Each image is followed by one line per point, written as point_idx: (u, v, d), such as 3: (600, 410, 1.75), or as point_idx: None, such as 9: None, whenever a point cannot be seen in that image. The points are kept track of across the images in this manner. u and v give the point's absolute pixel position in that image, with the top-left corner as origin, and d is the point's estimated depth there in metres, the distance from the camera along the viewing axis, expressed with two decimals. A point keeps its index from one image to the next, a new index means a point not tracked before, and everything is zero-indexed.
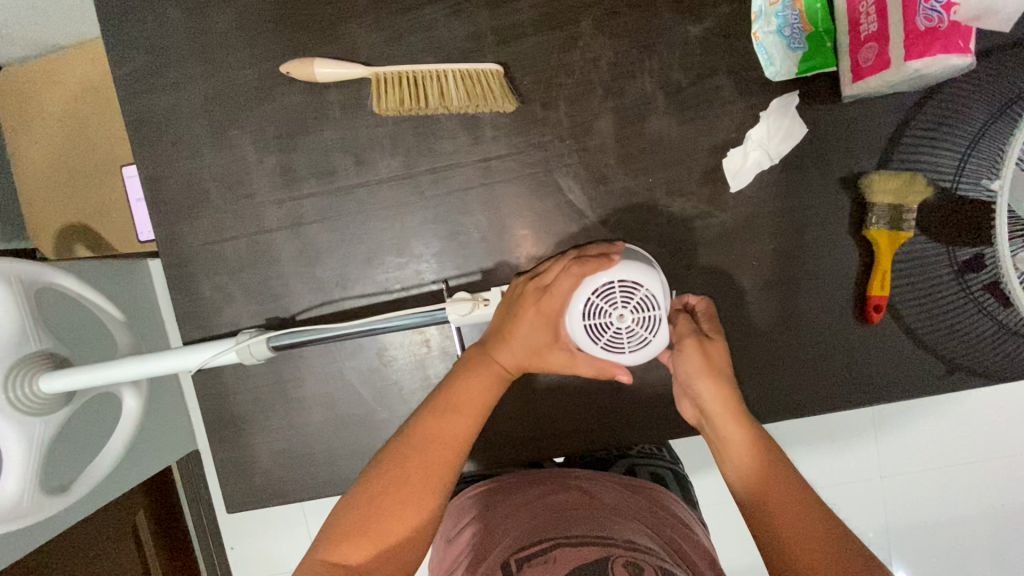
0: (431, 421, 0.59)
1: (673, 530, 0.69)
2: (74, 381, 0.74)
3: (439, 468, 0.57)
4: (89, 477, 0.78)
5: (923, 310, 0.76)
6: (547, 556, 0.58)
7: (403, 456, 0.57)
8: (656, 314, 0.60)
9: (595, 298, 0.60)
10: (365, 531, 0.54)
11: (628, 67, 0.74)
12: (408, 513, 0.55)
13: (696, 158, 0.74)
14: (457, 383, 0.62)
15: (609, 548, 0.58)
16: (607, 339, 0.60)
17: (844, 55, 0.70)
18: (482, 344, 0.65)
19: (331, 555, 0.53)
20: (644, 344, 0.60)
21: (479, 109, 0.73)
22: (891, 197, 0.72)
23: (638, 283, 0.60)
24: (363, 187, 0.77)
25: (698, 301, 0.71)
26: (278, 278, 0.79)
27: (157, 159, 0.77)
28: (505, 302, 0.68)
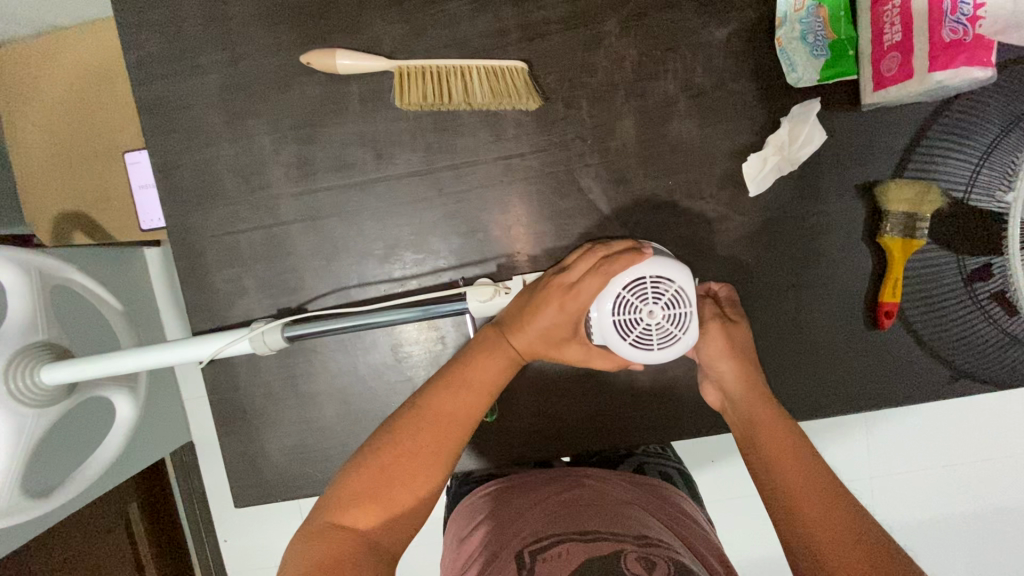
0: (445, 396, 0.57)
1: (682, 526, 0.68)
2: (76, 372, 0.73)
3: (451, 443, 0.55)
4: (80, 478, 0.76)
5: (932, 317, 0.77)
6: (559, 549, 0.59)
7: (417, 425, 0.54)
8: (686, 310, 0.58)
9: (624, 293, 0.58)
10: (373, 498, 0.51)
11: (652, 69, 0.74)
12: (418, 485, 0.53)
13: (717, 162, 0.75)
14: (473, 361, 0.60)
15: (622, 544, 0.58)
16: (636, 334, 0.58)
17: (866, 63, 0.70)
18: (498, 325, 0.63)
19: (336, 519, 0.50)
20: (674, 341, 0.58)
21: (502, 106, 0.73)
22: (906, 205, 0.73)
23: (669, 278, 0.58)
24: (381, 181, 0.76)
25: (722, 290, 0.72)
26: (293, 271, 0.78)
27: (170, 147, 0.76)
28: (525, 291, 0.67)
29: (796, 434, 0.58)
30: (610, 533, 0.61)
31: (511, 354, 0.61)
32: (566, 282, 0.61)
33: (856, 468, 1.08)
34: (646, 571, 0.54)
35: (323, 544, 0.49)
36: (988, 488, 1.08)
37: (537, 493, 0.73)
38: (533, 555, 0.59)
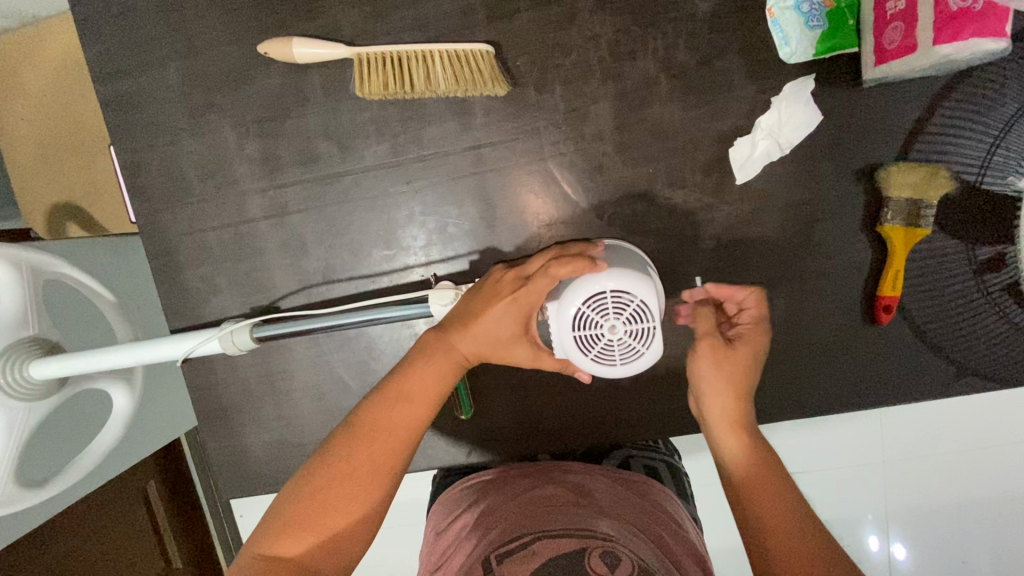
0: (380, 409, 0.52)
1: (658, 523, 0.64)
2: (66, 367, 0.74)
3: (387, 459, 0.51)
4: (80, 464, 0.78)
5: (938, 310, 0.72)
6: (525, 553, 0.56)
7: (351, 442, 0.51)
8: (650, 324, 0.55)
9: (585, 307, 0.55)
10: (305, 527, 0.47)
11: (629, 48, 0.68)
12: (354, 508, 0.49)
13: (701, 147, 0.69)
14: (410, 368, 0.55)
15: (587, 542, 0.56)
16: (598, 350, 0.55)
17: (867, 35, 0.64)
18: (441, 328, 0.59)
19: (265, 548, 0.47)
20: (637, 356, 0.55)
21: (468, 93, 0.68)
22: (910, 191, 0.67)
23: (629, 292, 0.55)
24: (348, 175, 0.73)
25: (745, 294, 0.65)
26: (263, 269, 0.77)
27: (134, 143, 0.74)
28: (471, 290, 0.63)
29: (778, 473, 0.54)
30: (577, 530, 0.58)
31: (454, 361, 0.56)
32: (516, 282, 0.59)
33: None
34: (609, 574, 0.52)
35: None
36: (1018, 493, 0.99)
37: (508, 491, 0.71)
38: (497, 559, 0.57)
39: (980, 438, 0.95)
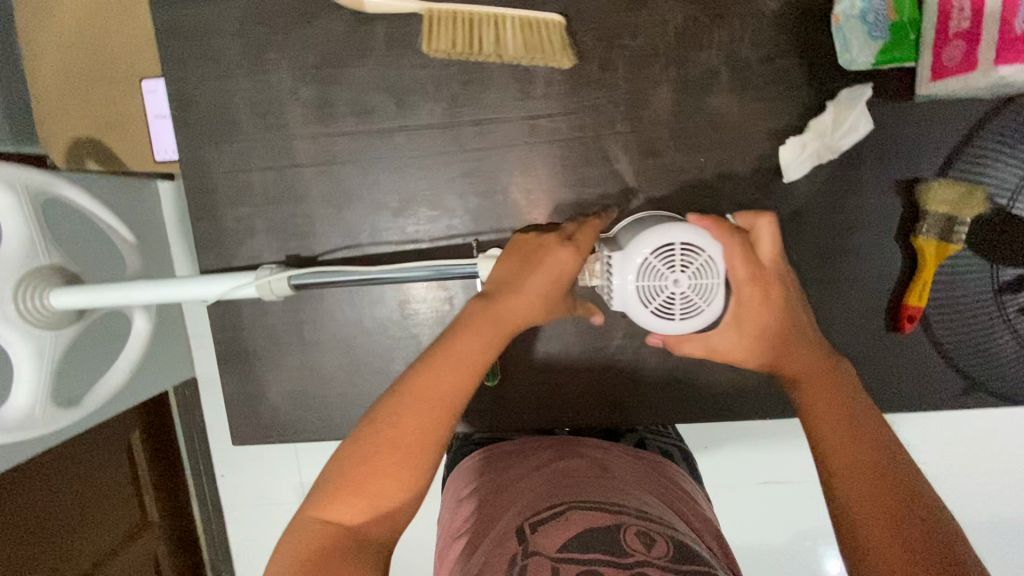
0: (424, 377, 0.52)
1: (680, 499, 0.66)
2: (83, 300, 0.74)
3: (432, 426, 0.51)
4: (103, 390, 0.80)
5: (956, 325, 0.74)
6: (560, 519, 0.57)
7: (396, 411, 0.51)
8: (713, 282, 0.56)
9: (652, 257, 0.58)
10: (357, 491, 0.49)
11: (696, 36, 0.69)
12: (403, 474, 0.49)
13: (752, 142, 0.71)
14: (454, 337, 0.55)
15: (621, 517, 0.57)
16: (659, 303, 0.58)
17: (926, 51, 0.66)
18: (487, 296, 0.58)
19: (320, 511, 0.48)
20: (696, 312, 0.57)
21: (534, 61, 0.69)
22: (948, 207, 0.69)
23: (700, 247, 0.56)
24: (400, 131, 0.73)
25: (763, 221, 0.55)
26: (304, 216, 0.76)
27: (187, 75, 0.73)
28: (507, 256, 0.61)
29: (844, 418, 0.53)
30: (610, 505, 0.59)
31: (496, 330, 0.56)
32: (566, 258, 0.57)
33: None
34: (646, 550, 0.53)
35: (309, 539, 0.47)
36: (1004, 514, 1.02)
37: (532, 460, 0.72)
38: (531, 528, 0.57)
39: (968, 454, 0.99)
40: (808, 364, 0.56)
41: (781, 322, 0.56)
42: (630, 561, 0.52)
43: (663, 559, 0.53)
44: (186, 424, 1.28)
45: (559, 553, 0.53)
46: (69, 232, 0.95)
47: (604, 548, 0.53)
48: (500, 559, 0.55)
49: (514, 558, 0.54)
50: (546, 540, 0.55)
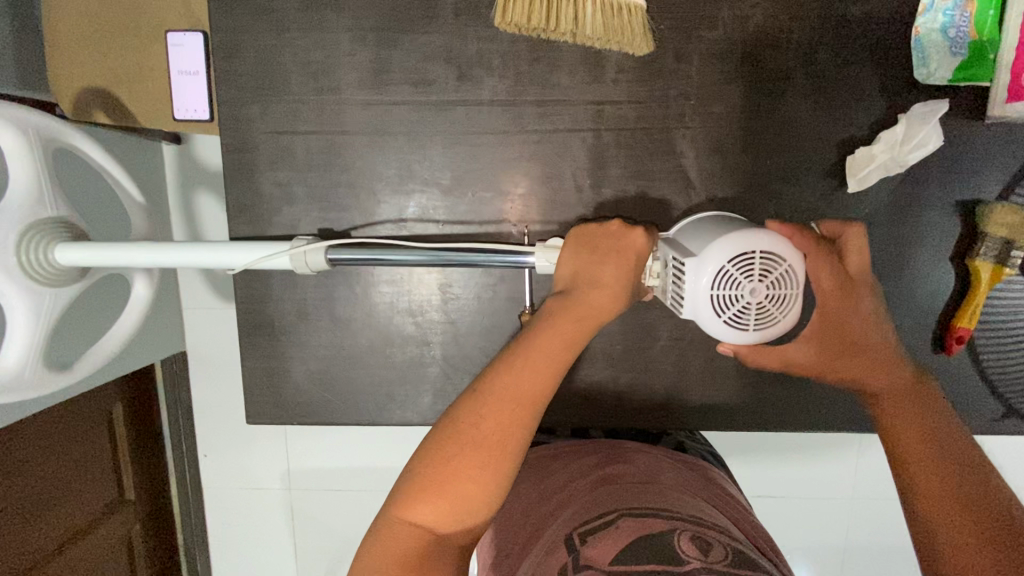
0: (507, 376, 0.50)
1: (734, 512, 0.64)
2: (91, 258, 0.69)
3: (515, 427, 0.49)
4: (96, 353, 0.75)
5: (1001, 350, 0.74)
6: (610, 529, 0.54)
7: (479, 411, 0.49)
8: (791, 293, 0.54)
9: (730, 266, 0.53)
10: (442, 495, 0.46)
11: (775, 35, 0.67)
12: (488, 477, 0.47)
13: (821, 149, 0.70)
14: (535, 337, 0.53)
15: (675, 524, 0.54)
16: (733, 313, 0.54)
17: (1004, 71, 0.65)
18: (566, 293, 0.57)
19: (405, 514, 0.46)
20: (772, 322, 0.54)
21: (610, 45, 0.66)
22: (1006, 231, 0.68)
23: (781, 258, 0.53)
24: (460, 106, 0.70)
25: (851, 229, 0.59)
26: (348, 187, 0.72)
27: (236, 25, 0.69)
28: (575, 243, 0.60)
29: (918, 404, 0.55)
30: (662, 512, 0.56)
31: (578, 328, 0.54)
32: (642, 242, 0.58)
33: (837, 483, 1.12)
34: (703, 556, 0.50)
35: (396, 543, 0.46)
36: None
37: (575, 465, 0.70)
38: (580, 539, 0.54)
39: None
40: (884, 373, 0.56)
41: (858, 335, 0.57)
42: (687, 566, 0.48)
43: (721, 564, 0.49)
44: (177, 400, 1.21)
45: (610, 565, 0.49)
46: (79, 186, 0.88)
47: (656, 556, 0.49)
48: (549, 567, 0.52)
49: (564, 566, 0.51)
50: (597, 549, 0.51)
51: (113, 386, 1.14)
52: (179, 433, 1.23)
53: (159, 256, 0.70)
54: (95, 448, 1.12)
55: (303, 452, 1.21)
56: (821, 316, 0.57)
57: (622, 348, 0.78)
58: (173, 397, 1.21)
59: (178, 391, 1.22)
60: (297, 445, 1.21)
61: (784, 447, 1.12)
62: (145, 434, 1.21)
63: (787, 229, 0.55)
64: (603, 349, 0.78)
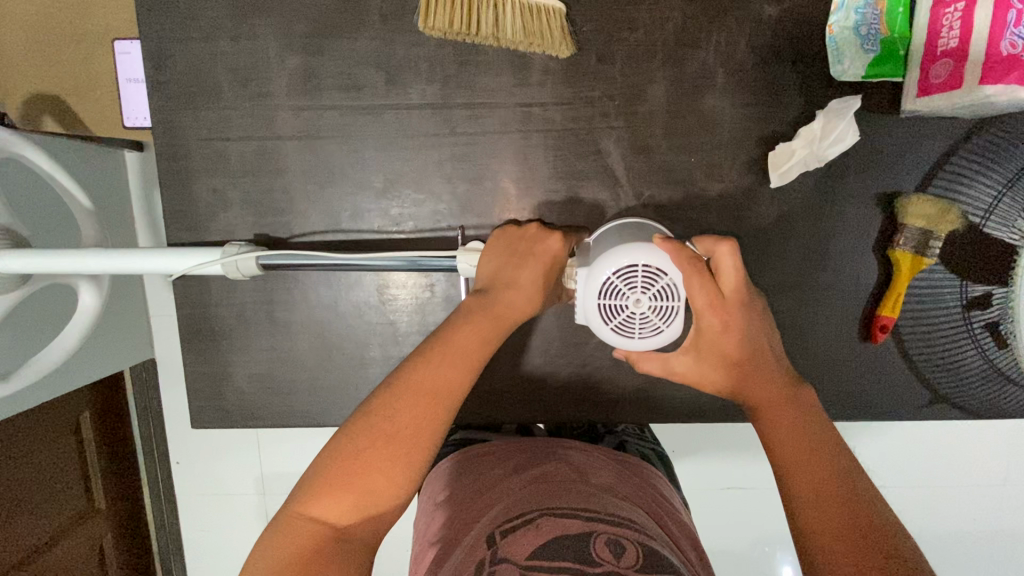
0: (422, 369, 0.53)
1: (660, 507, 0.65)
2: (30, 265, 0.69)
3: (427, 421, 0.50)
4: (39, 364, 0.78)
5: (923, 337, 0.76)
6: (529, 525, 0.55)
7: (391, 403, 0.50)
8: (675, 304, 0.58)
9: (615, 278, 0.58)
10: (348, 489, 0.48)
11: (694, 35, 0.69)
12: (396, 470, 0.49)
13: (743, 146, 0.72)
14: (452, 330, 0.56)
15: (592, 523, 0.55)
16: (619, 321, 0.59)
17: (913, 68, 0.67)
18: (484, 293, 0.60)
19: (308, 508, 0.47)
20: (656, 332, 0.59)
21: (534, 48, 0.67)
22: (924, 221, 0.70)
23: (662, 271, 0.57)
24: (390, 109, 0.71)
25: (722, 248, 0.58)
26: (283, 191, 0.73)
27: (166, 33, 0.70)
28: (499, 248, 0.64)
29: (808, 423, 0.55)
30: (583, 511, 0.57)
31: (492, 324, 0.57)
32: (557, 246, 0.62)
33: None
34: (614, 559, 0.51)
35: (295, 536, 0.46)
36: (956, 525, 1.06)
37: (508, 462, 0.69)
38: (501, 534, 0.55)
39: (922, 463, 1.04)
40: (767, 392, 0.57)
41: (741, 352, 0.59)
42: (597, 571, 0.49)
43: (631, 568, 0.50)
44: (145, 406, 1.22)
45: (528, 562, 0.50)
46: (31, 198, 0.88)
47: (569, 555, 0.51)
48: (467, 566, 0.53)
49: (482, 564, 0.52)
50: (513, 547, 0.52)
51: (79, 394, 1.13)
52: (152, 440, 1.24)
53: (103, 263, 0.71)
54: (64, 458, 1.12)
55: (270, 458, 1.22)
56: (699, 331, 0.58)
57: (560, 344, 0.80)
58: (141, 404, 1.21)
59: (146, 399, 1.22)
60: (264, 451, 1.22)
61: (743, 440, 1.15)
62: (114, 443, 1.21)
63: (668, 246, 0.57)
64: (542, 344, 0.81)
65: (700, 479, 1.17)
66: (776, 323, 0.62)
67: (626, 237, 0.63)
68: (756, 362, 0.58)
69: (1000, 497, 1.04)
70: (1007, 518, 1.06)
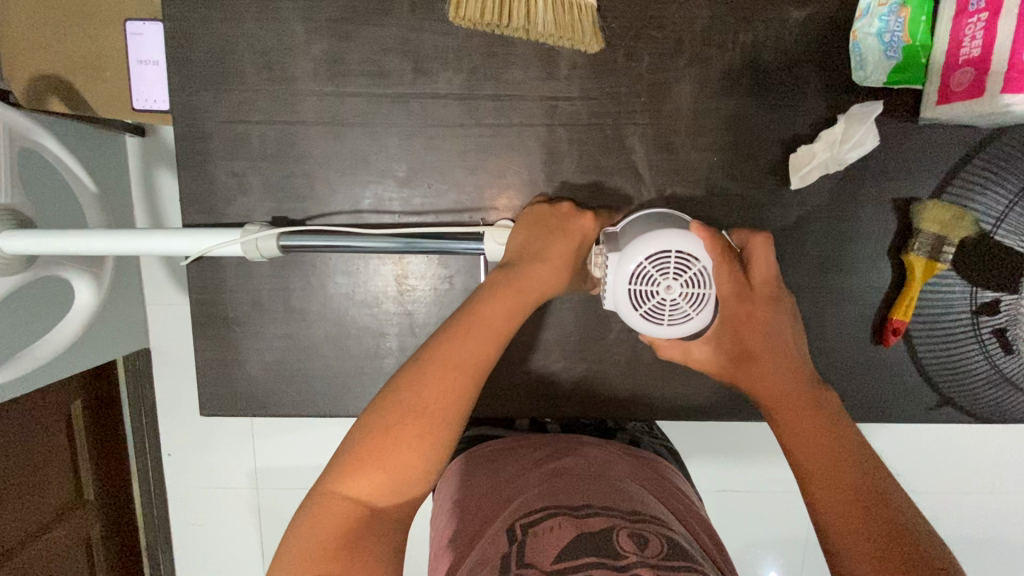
0: (448, 345, 0.54)
1: (678, 500, 0.65)
2: (36, 245, 0.67)
3: (455, 395, 0.52)
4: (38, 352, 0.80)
5: (934, 342, 0.77)
6: (550, 524, 0.54)
7: (421, 377, 0.51)
8: (705, 291, 0.59)
9: (647, 263, 0.58)
10: (380, 463, 0.48)
11: (721, 36, 0.70)
12: (427, 445, 0.49)
13: (765, 147, 0.73)
14: (478, 305, 0.58)
15: (613, 520, 0.55)
16: (650, 307, 0.59)
17: (935, 74, 0.68)
18: (511, 268, 0.61)
19: (340, 487, 0.47)
20: (685, 320, 0.59)
21: (562, 41, 0.68)
22: (937, 227, 0.72)
23: (695, 256, 0.58)
24: (415, 98, 0.70)
25: (755, 240, 0.63)
26: (303, 177, 0.72)
27: (189, 13, 0.68)
28: (528, 223, 0.66)
29: (831, 426, 0.56)
30: (604, 507, 0.57)
31: (520, 299, 0.59)
32: (589, 225, 0.65)
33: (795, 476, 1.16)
34: (639, 550, 0.51)
35: (328, 516, 0.46)
36: (951, 527, 1.08)
37: (524, 459, 0.69)
38: (523, 530, 0.55)
39: (922, 466, 1.06)
40: (783, 390, 0.59)
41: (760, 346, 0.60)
42: (622, 563, 0.49)
43: (656, 557, 0.50)
44: (139, 396, 1.19)
45: (553, 564, 0.50)
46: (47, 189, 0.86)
47: (594, 553, 0.50)
48: (492, 560, 0.52)
49: (506, 561, 0.51)
50: (536, 546, 0.52)
51: (73, 381, 1.11)
52: (144, 430, 1.21)
53: (111, 243, 0.69)
54: (55, 447, 1.09)
55: (267, 449, 1.20)
56: (723, 318, 0.60)
57: (576, 340, 0.80)
58: (135, 393, 1.19)
59: (140, 387, 1.19)
60: (262, 442, 1.20)
61: (745, 440, 1.16)
62: (108, 433, 1.18)
63: (706, 234, 0.58)
64: (558, 339, 0.80)
65: (703, 480, 1.17)
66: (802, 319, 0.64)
67: (657, 221, 0.64)
68: (782, 357, 0.60)
69: (993, 500, 1.07)
70: (997, 521, 1.08)
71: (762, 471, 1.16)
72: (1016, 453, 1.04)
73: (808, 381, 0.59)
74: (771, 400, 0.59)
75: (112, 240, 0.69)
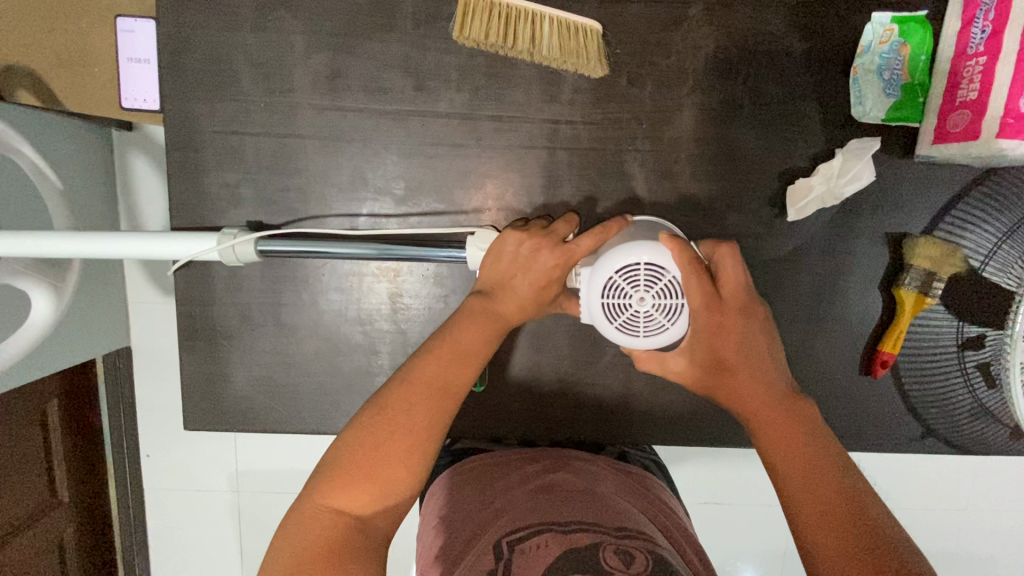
0: (431, 365, 0.55)
1: (665, 518, 0.65)
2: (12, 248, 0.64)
3: (438, 412, 0.53)
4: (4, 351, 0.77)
5: (920, 374, 0.79)
6: (536, 542, 0.54)
7: (409, 398, 0.53)
8: (677, 302, 0.60)
9: (617, 276, 0.60)
10: (365, 475, 0.50)
11: (725, 66, 0.70)
12: (413, 460, 0.51)
13: (764, 178, 0.73)
14: (456, 327, 0.58)
15: (598, 536, 0.54)
16: (623, 320, 0.61)
17: (932, 114, 0.69)
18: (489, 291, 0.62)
19: (329, 502, 0.49)
20: (661, 330, 0.60)
21: (566, 66, 0.67)
22: (928, 263, 0.73)
23: (663, 267, 0.59)
24: (416, 116, 0.69)
25: (722, 250, 0.61)
26: (298, 192, 0.71)
27: (185, 19, 0.67)
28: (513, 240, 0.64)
29: (815, 439, 0.55)
30: (589, 523, 0.56)
31: (498, 323, 0.60)
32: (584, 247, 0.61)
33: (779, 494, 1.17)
34: (624, 567, 0.50)
35: (317, 525, 0.48)
36: (929, 550, 1.11)
37: (511, 475, 0.68)
38: (510, 546, 0.54)
39: (901, 488, 1.08)
40: (766, 403, 0.58)
41: (734, 356, 0.59)
42: None
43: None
44: (117, 397, 1.16)
45: None
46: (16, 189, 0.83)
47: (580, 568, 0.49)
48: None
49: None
50: (520, 564, 0.51)
51: (49, 382, 1.07)
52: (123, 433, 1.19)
53: (91, 249, 0.66)
54: (30, 451, 1.06)
55: (250, 455, 1.18)
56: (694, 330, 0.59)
57: (570, 362, 0.80)
58: (113, 393, 1.15)
59: (118, 387, 1.16)
60: (244, 447, 1.18)
61: (731, 458, 1.17)
62: (85, 436, 1.15)
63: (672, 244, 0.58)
64: (552, 361, 0.80)
65: (690, 497, 1.18)
66: (776, 329, 0.62)
67: (637, 233, 0.65)
68: (765, 370, 0.59)
69: (971, 523, 1.09)
70: (972, 544, 1.11)
71: (747, 488, 1.18)
72: (992, 477, 1.07)
73: (788, 393, 0.59)
74: (755, 413, 0.58)
75: (89, 244, 0.67)
